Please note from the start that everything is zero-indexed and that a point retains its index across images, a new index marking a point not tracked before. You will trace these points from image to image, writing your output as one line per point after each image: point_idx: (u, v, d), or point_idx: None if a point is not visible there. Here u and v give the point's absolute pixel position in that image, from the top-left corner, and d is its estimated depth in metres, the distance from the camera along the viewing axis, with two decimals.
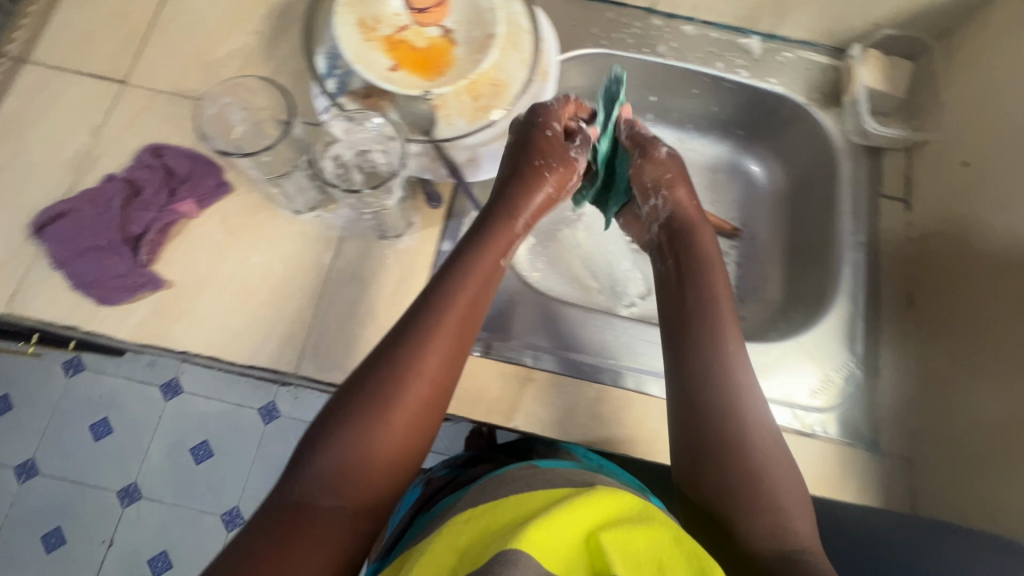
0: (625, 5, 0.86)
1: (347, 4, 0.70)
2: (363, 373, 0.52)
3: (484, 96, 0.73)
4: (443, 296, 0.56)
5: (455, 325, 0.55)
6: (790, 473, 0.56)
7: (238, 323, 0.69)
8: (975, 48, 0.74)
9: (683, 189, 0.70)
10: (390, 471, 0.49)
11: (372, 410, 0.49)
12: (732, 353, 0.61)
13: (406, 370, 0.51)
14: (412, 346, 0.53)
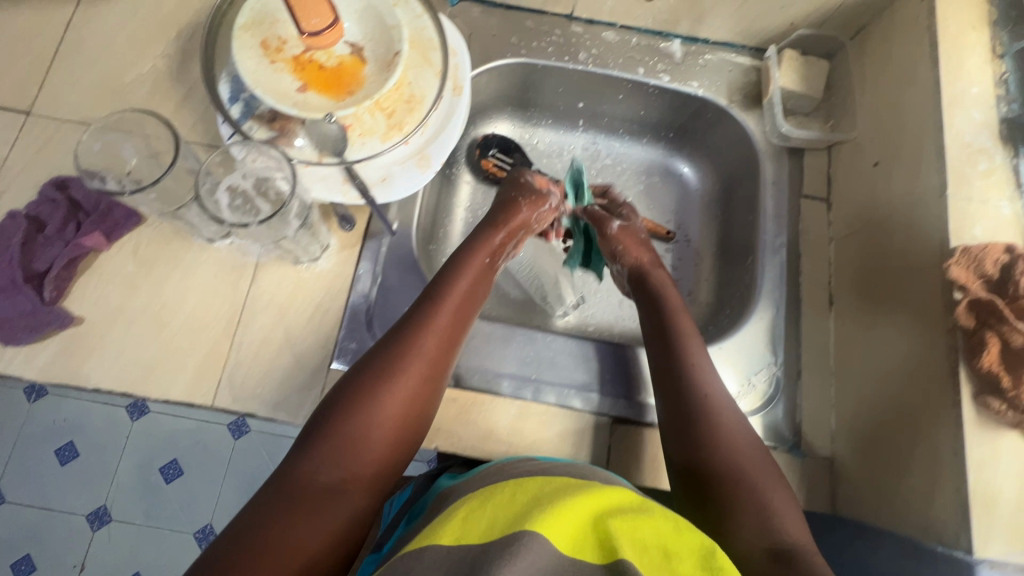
0: (545, 14, 0.85)
1: (245, 27, 0.67)
2: (358, 373, 0.57)
3: (398, 114, 0.71)
4: (431, 307, 0.63)
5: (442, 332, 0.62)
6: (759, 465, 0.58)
7: (151, 357, 0.67)
8: (884, 45, 0.74)
9: (635, 250, 0.77)
10: (384, 462, 0.54)
11: (369, 403, 0.55)
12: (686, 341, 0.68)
13: (399, 369, 0.57)
14: (404, 348, 0.59)
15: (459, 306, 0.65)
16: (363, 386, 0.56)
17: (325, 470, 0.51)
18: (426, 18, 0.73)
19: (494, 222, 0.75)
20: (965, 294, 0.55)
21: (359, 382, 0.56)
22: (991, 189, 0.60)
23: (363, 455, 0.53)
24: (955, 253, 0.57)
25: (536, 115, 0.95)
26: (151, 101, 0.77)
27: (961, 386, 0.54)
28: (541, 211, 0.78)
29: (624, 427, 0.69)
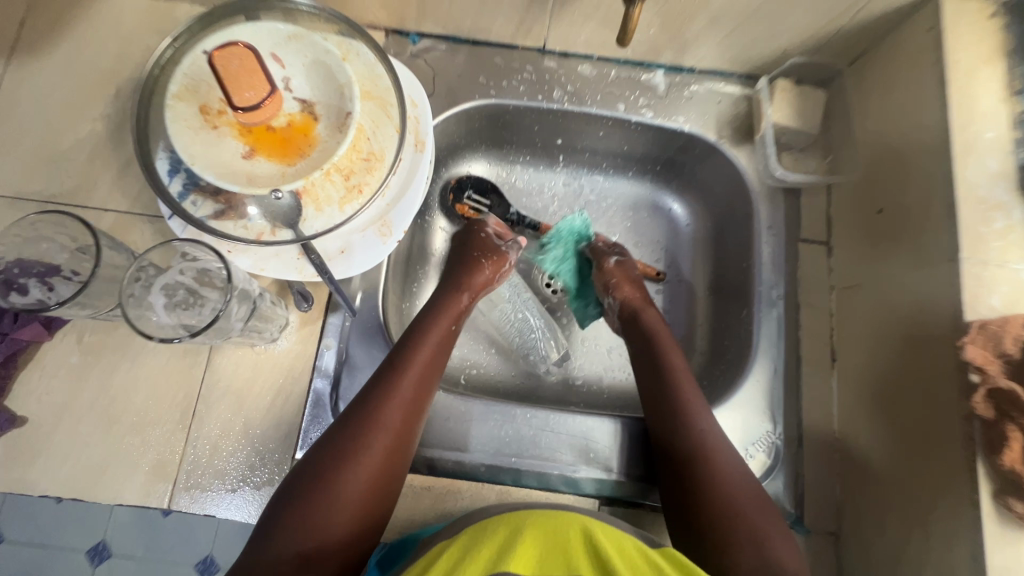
0: (516, 48, 0.79)
1: (178, 96, 0.59)
2: (322, 441, 0.53)
3: (357, 174, 0.63)
4: (398, 357, 0.59)
5: (412, 382, 0.58)
6: (758, 503, 0.55)
7: (102, 457, 0.63)
8: (886, 78, 0.67)
9: (629, 286, 0.73)
10: (351, 530, 0.50)
11: (333, 471, 0.51)
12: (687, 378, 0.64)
13: (365, 430, 0.53)
14: (370, 407, 0.55)
15: (429, 352, 0.61)
16: (327, 454, 0.52)
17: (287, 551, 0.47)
18: (381, 66, 0.65)
19: (456, 281, 0.70)
20: (983, 379, 0.50)
21: (323, 449, 0.52)
22: (1011, 250, 0.53)
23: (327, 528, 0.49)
24: (972, 330, 0.51)
25: (513, 151, 0.87)
26: (92, 170, 0.71)
27: (979, 482, 0.49)
28: (502, 272, 0.73)
29: (614, 508, 0.66)
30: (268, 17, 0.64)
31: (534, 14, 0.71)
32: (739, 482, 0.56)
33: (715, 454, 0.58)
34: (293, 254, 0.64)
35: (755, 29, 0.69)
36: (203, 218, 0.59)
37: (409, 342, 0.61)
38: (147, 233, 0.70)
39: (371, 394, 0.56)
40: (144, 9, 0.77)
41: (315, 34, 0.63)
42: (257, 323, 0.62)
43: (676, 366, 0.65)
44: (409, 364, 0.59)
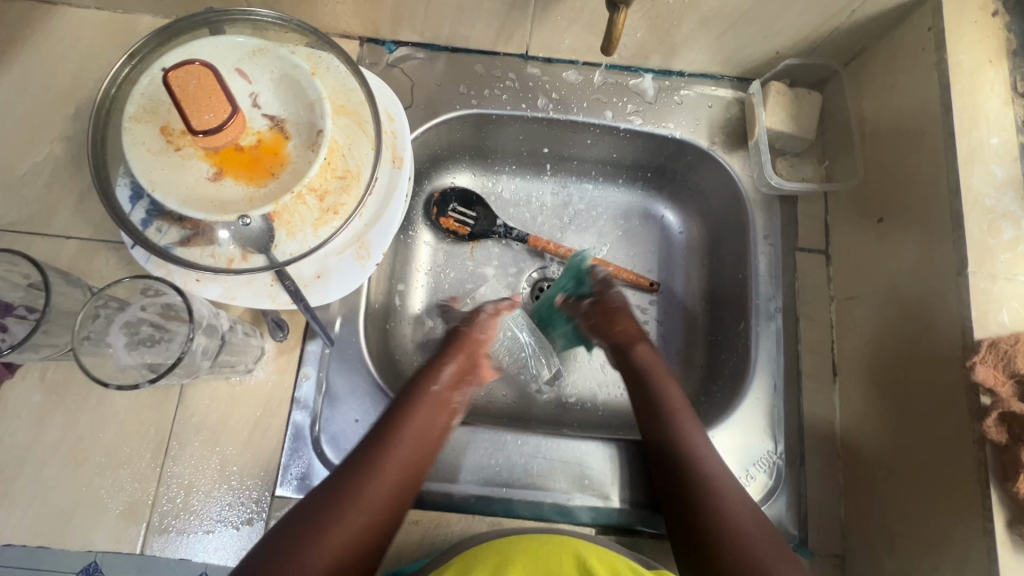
0: (497, 54, 0.76)
1: (136, 117, 0.55)
2: (304, 507, 0.52)
3: (332, 194, 0.58)
4: (389, 430, 0.57)
5: (398, 460, 0.55)
6: (773, 541, 0.53)
7: (68, 502, 0.59)
8: (883, 80, 0.65)
9: (619, 321, 0.69)
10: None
11: (299, 552, 0.48)
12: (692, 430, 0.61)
13: (339, 510, 0.51)
14: (352, 485, 0.52)
15: (422, 418, 0.58)
16: (293, 533, 0.49)
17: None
18: (354, 80, 0.62)
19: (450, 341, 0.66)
20: (994, 401, 0.48)
21: (291, 527, 0.50)
22: (1019, 262, 0.51)
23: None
24: (981, 348, 0.48)
25: (498, 161, 0.83)
26: (52, 194, 0.67)
27: (992, 510, 0.47)
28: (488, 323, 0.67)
29: (611, 536, 0.64)
30: (233, 31, 0.60)
31: (515, 19, 0.68)
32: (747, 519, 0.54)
33: (718, 495, 0.56)
34: (266, 280, 0.61)
35: (746, 31, 0.66)
36: (168, 246, 0.56)
37: (398, 415, 0.58)
38: (112, 260, 0.66)
39: (352, 472, 0.53)
40: (105, 23, 0.73)
41: (282, 47, 0.59)
42: (228, 357, 0.59)
43: (671, 397, 0.63)
44: (397, 440, 0.56)
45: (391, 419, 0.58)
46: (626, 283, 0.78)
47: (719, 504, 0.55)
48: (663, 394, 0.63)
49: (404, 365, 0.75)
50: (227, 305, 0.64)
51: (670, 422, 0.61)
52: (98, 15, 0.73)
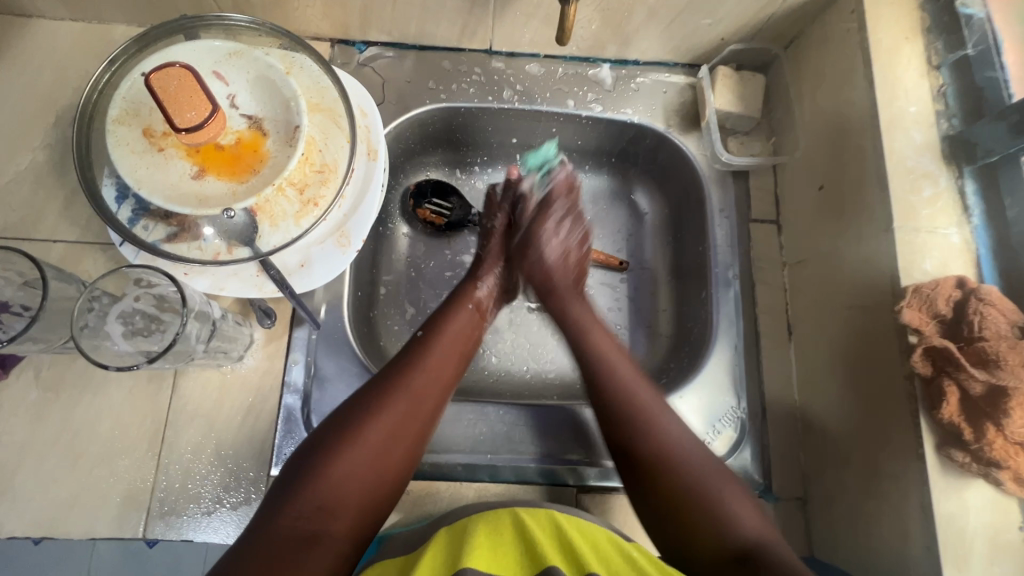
0: (463, 50, 0.80)
1: (120, 120, 0.57)
2: (321, 434, 0.55)
3: (311, 187, 0.61)
4: (402, 370, 0.59)
5: (437, 360, 0.61)
6: (737, 492, 0.53)
7: (70, 492, 0.62)
8: (817, 60, 0.71)
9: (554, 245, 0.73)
10: (371, 488, 0.52)
11: (354, 430, 0.54)
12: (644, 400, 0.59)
13: (390, 399, 0.57)
14: (398, 380, 0.58)
15: (436, 359, 0.61)
16: (349, 416, 0.55)
17: (307, 504, 0.49)
18: (327, 77, 0.65)
19: (473, 277, 0.71)
20: (920, 339, 0.53)
21: (329, 431, 0.54)
22: (939, 216, 0.57)
23: (345, 487, 0.51)
24: (907, 295, 0.54)
25: (470, 154, 0.87)
26: (36, 200, 0.69)
27: (923, 437, 0.53)
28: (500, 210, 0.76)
29: (588, 496, 0.68)
30: (207, 36, 0.63)
31: (476, 16, 0.73)
32: (693, 459, 0.55)
33: (670, 448, 0.55)
34: (252, 271, 0.64)
35: (691, 19, 0.71)
36: (155, 242, 0.58)
37: (435, 327, 0.65)
38: (100, 260, 0.69)
39: (395, 374, 0.59)
40: (79, 33, 0.75)
41: (256, 49, 0.62)
42: (220, 343, 0.63)
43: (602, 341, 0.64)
44: (435, 346, 0.62)
45: (430, 331, 0.64)
46: (596, 263, 0.82)
47: (687, 481, 0.53)
48: (613, 367, 0.62)
49: (390, 349, 0.78)
50: (215, 297, 0.67)
51: (626, 401, 0.59)
52: (73, 26, 0.75)
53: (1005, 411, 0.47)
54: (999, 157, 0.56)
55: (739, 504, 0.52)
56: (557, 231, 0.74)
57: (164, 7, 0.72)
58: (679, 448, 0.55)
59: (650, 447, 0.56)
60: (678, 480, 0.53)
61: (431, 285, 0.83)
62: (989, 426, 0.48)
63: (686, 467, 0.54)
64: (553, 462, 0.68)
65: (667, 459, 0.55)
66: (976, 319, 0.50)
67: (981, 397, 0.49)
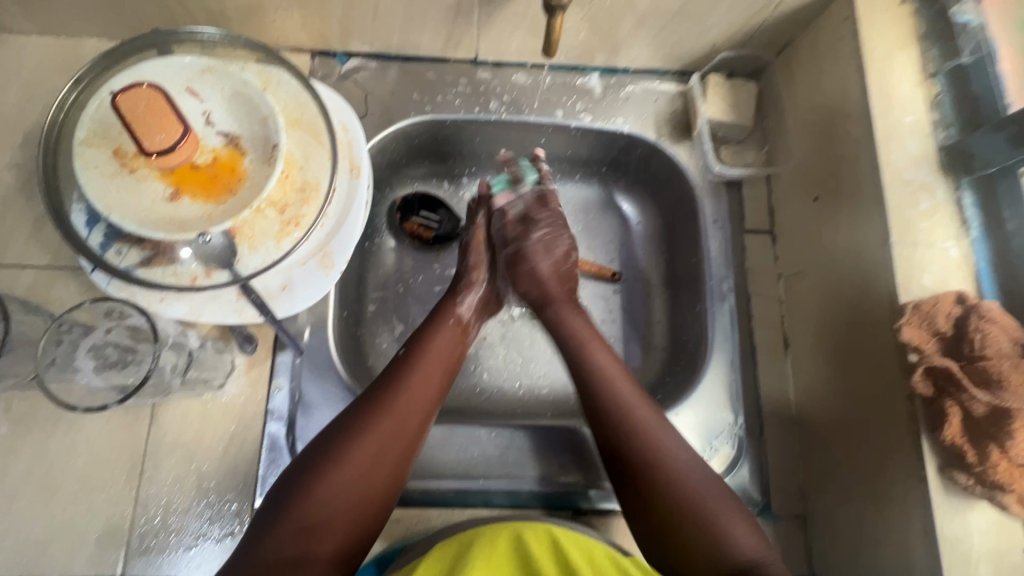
0: (448, 61, 0.78)
1: (88, 142, 0.54)
2: (304, 457, 0.53)
3: (292, 207, 0.59)
4: (386, 389, 0.57)
5: (422, 375, 0.59)
6: (723, 498, 0.53)
7: (45, 530, 0.59)
8: (810, 68, 0.69)
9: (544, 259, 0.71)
10: (355, 511, 0.51)
11: (336, 450, 0.52)
12: (632, 400, 0.58)
13: (373, 417, 0.55)
14: (381, 398, 0.56)
15: (421, 378, 0.59)
16: (332, 439, 0.53)
17: (289, 527, 0.48)
18: (307, 93, 0.62)
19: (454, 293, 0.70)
20: (921, 357, 0.52)
21: (312, 455, 0.53)
22: (936, 230, 0.56)
23: (328, 509, 0.50)
24: (906, 311, 0.52)
25: (458, 166, 0.84)
26: (4, 224, 0.67)
27: (926, 459, 0.51)
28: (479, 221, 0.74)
29: (584, 519, 0.66)
30: (181, 51, 0.61)
31: (461, 26, 0.70)
32: (698, 488, 0.53)
33: (671, 473, 0.53)
34: (231, 295, 0.61)
35: (681, 28, 0.70)
36: (129, 268, 0.55)
37: (421, 342, 0.63)
38: (72, 286, 0.66)
39: (379, 394, 0.57)
40: (48, 48, 0.72)
41: (232, 64, 0.60)
42: (199, 373, 0.62)
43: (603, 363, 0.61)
44: (420, 362, 0.60)
45: (414, 347, 0.62)
46: (588, 275, 0.80)
47: (669, 483, 0.53)
48: (612, 389, 0.59)
49: (378, 369, 0.76)
50: (194, 322, 0.64)
51: (616, 404, 0.58)
52: (41, 40, 0.72)
53: (1009, 433, 0.46)
54: (997, 168, 0.55)
55: (738, 526, 0.51)
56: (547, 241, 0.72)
57: (135, 20, 0.69)
58: (682, 473, 0.54)
59: (634, 443, 0.55)
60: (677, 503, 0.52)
61: (419, 301, 0.81)
62: (993, 448, 0.47)
63: (688, 490, 0.52)
64: (546, 484, 0.66)
65: (668, 486, 0.53)
66: (979, 337, 0.49)
67: (984, 418, 0.48)
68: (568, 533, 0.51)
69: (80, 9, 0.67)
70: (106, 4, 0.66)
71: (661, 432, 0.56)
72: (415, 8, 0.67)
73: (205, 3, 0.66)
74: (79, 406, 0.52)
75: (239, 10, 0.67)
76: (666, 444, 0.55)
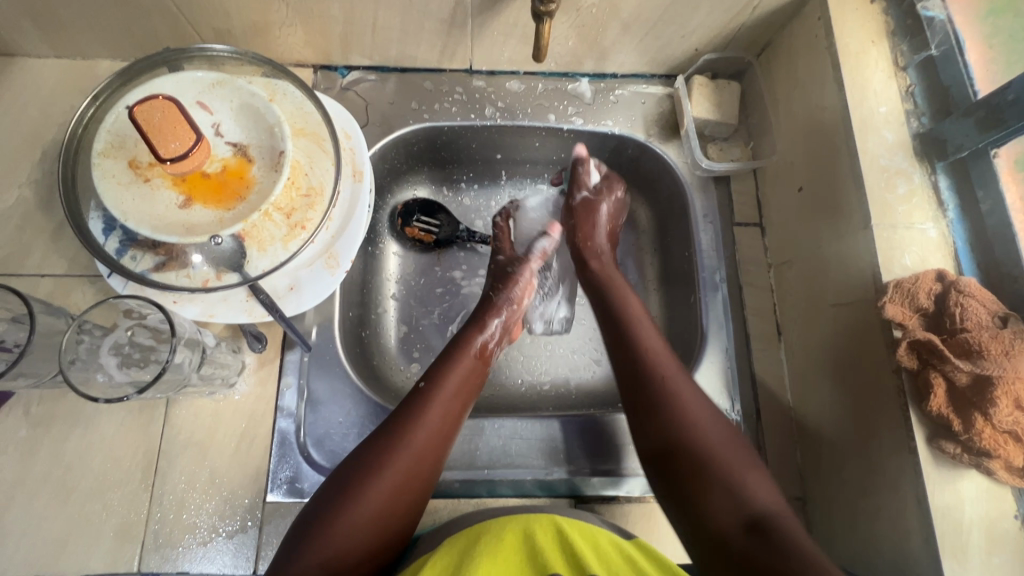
0: (443, 71, 0.82)
1: (104, 153, 0.57)
2: (324, 492, 0.54)
3: (298, 211, 0.61)
4: (404, 425, 0.58)
5: (441, 407, 0.60)
6: (735, 448, 0.54)
7: (63, 529, 0.61)
8: (789, 66, 0.73)
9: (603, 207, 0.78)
10: (372, 543, 0.52)
11: (358, 490, 0.53)
12: (665, 359, 0.61)
13: (393, 455, 0.56)
14: (401, 432, 0.57)
15: (441, 414, 0.60)
16: (351, 475, 0.54)
17: (310, 565, 0.49)
18: (310, 103, 0.66)
19: (478, 324, 0.70)
20: (904, 332, 0.53)
21: (329, 493, 0.54)
22: (914, 212, 0.58)
23: (349, 544, 0.51)
24: (889, 290, 0.54)
25: (456, 171, 0.87)
26: (23, 236, 0.70)
27: (914, 430, 0.53)
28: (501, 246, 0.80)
29: (587, 506, 0.68)
30: (191, 67, 0.64)
31: (455, 37, 0.74)
32: (709, 427, 0.55)
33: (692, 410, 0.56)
34: (241, 296, 0.64)
35: (665, 32, 0.73)
36: (144, 272, 0.58)
37: (437, 375, 0.63)
38: (89, 293, 0.69)
39: (396, 427, 0.58)
40: (63, 70, 0.76)
41: (239, 78, 0.63)
42: (213, 370, 0.63)
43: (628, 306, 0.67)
44: (440, 394, 0.61)
45: (432, 381, 0.62)
46: None
47: (685, 419, 0.55)
48: (640, 336, 0.63)
49: (383, 369, 0.78)
50: (205, 323, 0.67)
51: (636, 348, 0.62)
52: (57, 63, 0.77)
53: (991, 401, 0.48)
54: (968, 152, 0.57)
55: (755, 480, 0.51)
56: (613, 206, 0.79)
57: (147, 42, 0.73)
58: (682, 395, 0.57)
59: (658, 381, 0.59)
60: (684, 422, 0.55)
61: (422, 303, 0.83)
62: (977, 417, 0.48)
63: (709, 448, 0.53)
64: (551, 475, 0.68)
65: (674, 398, 0.57)
66: (958, 311, 0.51)
67: (967, 387, 0.49)
68: (573, 524, 0.52)
69: (95, 33, 0.71)
70: (120, 27, 0.70)
71: (683, 382, 0.59)
72: (411, 21, 0.70)
73: (213, 23, 0.69)
74: (101, 398, 0.53)
75: (245, 29, 0.71)
76: (683, 384, 0.59)
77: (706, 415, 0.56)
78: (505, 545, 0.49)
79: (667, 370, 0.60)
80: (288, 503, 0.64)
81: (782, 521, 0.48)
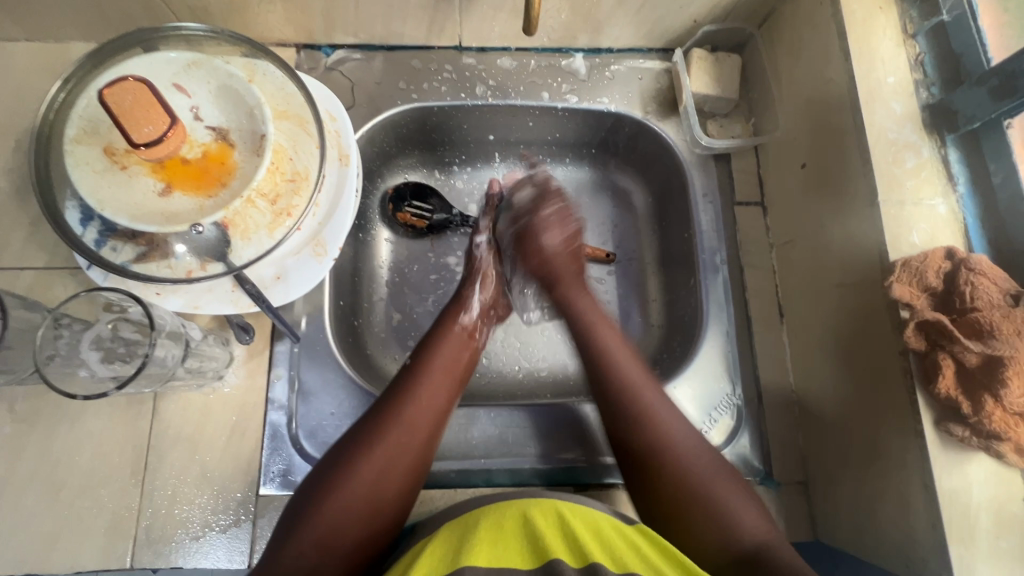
0: (432, 48, 0.78)
1: (77, 139, 0.54)
2: (318, 468, 0.54)
3: (283, 197, 0.59)
4: (395, 401, 0.57)
5: (433, 382, 0.60)
6: (715, 471, 0.54)
7: (53, 527, 0.60)
8: (792, 37, 0.70)
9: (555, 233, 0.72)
10: (368, 517, 0.52)
11: (349, 464, 0.53)
12: (651, 403, 0.58)
13: (383, 430, 0.55)
14: (391, 409, 0.57)
15: (431, 388, 0.59)
16: (343, 450, 0.54)
17: (304, 544, 0.49)
18: (292, 84, 0.63)
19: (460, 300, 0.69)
20: (911, 313, 0.52)
21: (322, 470, 0.54)
22: (924, 187, 0.56)
23: (342, 522, 0.50)
24: (896, 269, 0.52)
25: (448, 154, 0.85)
26: (0, 228, 0.68)
27: (921, 413, 0.51)
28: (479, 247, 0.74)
29: (588, 492, 0.66)
30: (167, 47, 0.61)
31: (443, 11, 0.71)
32: (698, 464, 0.54)
33: (666, 429, 0.56)
34: (227, 286, 0.62)
35: (662, 2, 0.70)
36: (124, 264, 0.56)
37: (426, 351, 0.63)
38: (71, 285, 0.67)
39: (387, 404, 0.57)
40: (36, 54, 0.73)
41: (216, 58, 0.60)
42: (199, 363, 0.61)
43: (590, 313, 0.66)
44: (429, 370, 0.61)
45: (420, 358, 0.62)
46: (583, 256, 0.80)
47: (675, 472, 0.54)
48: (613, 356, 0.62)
49: (377, 358, 0.76)
50: (192, 316, 0.65)
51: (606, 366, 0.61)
52: (28, 47, 0.73)
53: (1002, 382, 0.46)
54: (981, 123, 0.55)
55: (739, 504, 0.52)
56: (556, 220, 0.73)
57: (119, 22, 0.70)
58: (670, 437, 0.56)
59: (639, 421, 0.57)
60: (676, 470, 0.54)
61: (416, 290, 0.81)
62: (987, 399, 0.47)
63: (699, 486, 0.53)
64: (550, 463, 0.67)
65: (659, 446, 0.55)
66: (968, 290, 0.49)
67: (977, 368, 0.48)
68: (575, 510, 0.51)
69: (65, 12, 0.68)
70: (90, 6, 0.67)
71: (661, 405, 0.58)
72: None
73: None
74: (81, 394, 0.52)
75: (222, 6, 0.68)
76: (671, 424, 0.57)
77: (692, 451, 0.55)
78: (505, 529, 0.48)
79: (658, 421, 0.57)
80: (281, 495, 0.62)
81: (772, 550, 0.49)
